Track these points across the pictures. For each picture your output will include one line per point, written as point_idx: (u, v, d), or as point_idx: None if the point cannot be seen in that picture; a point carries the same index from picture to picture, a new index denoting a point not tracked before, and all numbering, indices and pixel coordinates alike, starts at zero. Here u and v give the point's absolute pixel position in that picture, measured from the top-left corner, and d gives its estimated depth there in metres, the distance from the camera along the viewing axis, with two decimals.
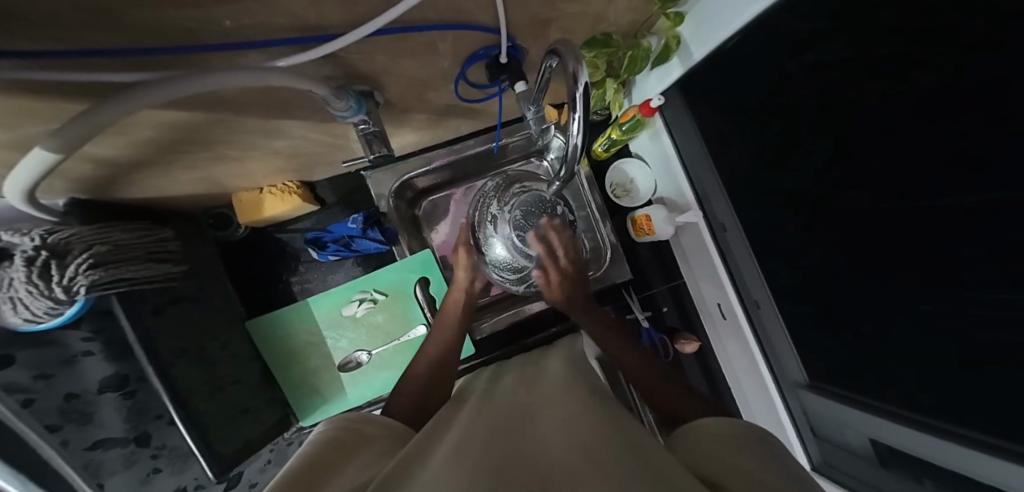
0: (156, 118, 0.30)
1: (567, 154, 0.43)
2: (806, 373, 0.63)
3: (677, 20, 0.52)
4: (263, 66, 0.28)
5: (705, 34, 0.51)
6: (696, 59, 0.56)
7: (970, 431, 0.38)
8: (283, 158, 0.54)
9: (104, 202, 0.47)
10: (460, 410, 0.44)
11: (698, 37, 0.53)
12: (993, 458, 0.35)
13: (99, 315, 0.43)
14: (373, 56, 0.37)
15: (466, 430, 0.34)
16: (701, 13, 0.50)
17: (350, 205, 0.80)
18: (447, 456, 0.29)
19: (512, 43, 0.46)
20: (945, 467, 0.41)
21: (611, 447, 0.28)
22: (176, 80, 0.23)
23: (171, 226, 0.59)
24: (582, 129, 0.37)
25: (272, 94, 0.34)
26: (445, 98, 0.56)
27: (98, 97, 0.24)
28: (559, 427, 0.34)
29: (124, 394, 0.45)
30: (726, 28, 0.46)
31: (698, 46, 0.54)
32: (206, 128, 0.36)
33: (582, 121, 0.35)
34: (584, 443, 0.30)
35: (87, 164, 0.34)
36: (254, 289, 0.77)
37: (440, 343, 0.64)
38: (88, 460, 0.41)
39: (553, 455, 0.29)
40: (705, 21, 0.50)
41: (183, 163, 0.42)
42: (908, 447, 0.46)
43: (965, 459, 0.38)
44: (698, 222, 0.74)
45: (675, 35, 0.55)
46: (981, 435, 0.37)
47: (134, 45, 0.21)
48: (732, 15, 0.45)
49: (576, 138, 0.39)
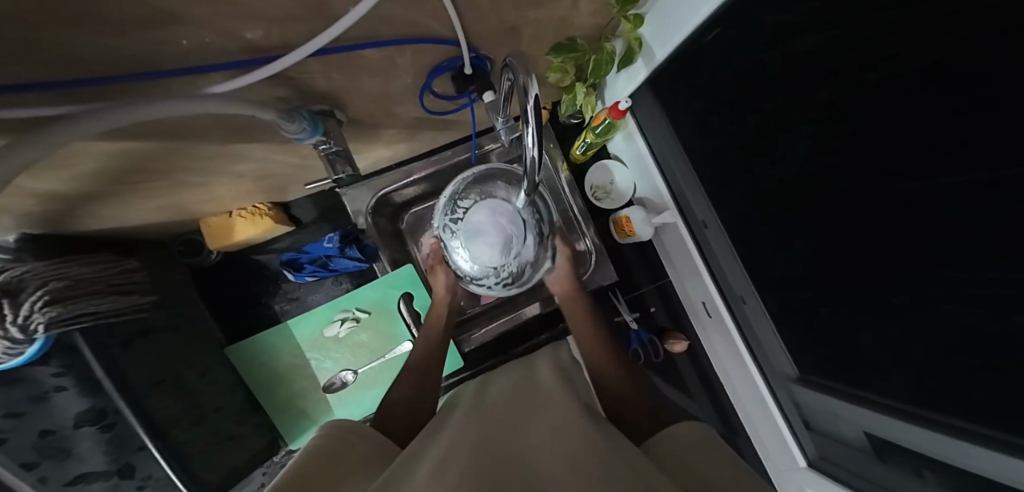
0: (98, 150, 0.29)
1: (528, 166, 0.41)
2: (795, 365, 0.62)
3: (637, 21, 0.51)
4: (206, 93, 0.27)
5: (666, 35, 0.51)
6: (659, 59, 0.56)
7: (959, 421, 0.37)
8: (250, 180, 0.53)
9: (56, 234, 0.45)
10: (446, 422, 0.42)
11: (659, 36, 0.53)
12: (979, 447, 0.34)
13: (65, 351, 0.41)
14: (331, 75, 0.36)
15: (444, 446, 0.32)
16: (658, 12, 0.50)
17: (329, 222, 0.79)
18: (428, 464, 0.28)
19: (476, 54, 0.45)
20: (936, 457, 0.41)
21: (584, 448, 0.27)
22: (109, 110, 0.23)
23: (137, 258, 0.57)
24: (536, 141, 0.34)
25: (225, 118, 0.33)
26: (413, 112, 0.56)
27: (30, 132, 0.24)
28: (546, 435, 0.32)
29: (102, 427, 0.43)
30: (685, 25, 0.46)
31: (659, 46, 0.54)
32: (157, 156, 0.35)
33: (536, 131, 0.33)
34: (562, 445, 0.29)
35: (33, 199, 0.33)
36: (232, 314, 0.76)
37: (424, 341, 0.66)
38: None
39: (539, 460, 0.28)
40: (666, 20, 0.49)
41: (140, 192, 0.41)
42: (902, 438, 0.45)
43: (962, 452, 0.37)
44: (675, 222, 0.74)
45: (636, 36, 0.55)
46: (961, 422, 0.37)
47: (61, 79, 0.20)
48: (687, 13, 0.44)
49: (534, 149, 0.36)
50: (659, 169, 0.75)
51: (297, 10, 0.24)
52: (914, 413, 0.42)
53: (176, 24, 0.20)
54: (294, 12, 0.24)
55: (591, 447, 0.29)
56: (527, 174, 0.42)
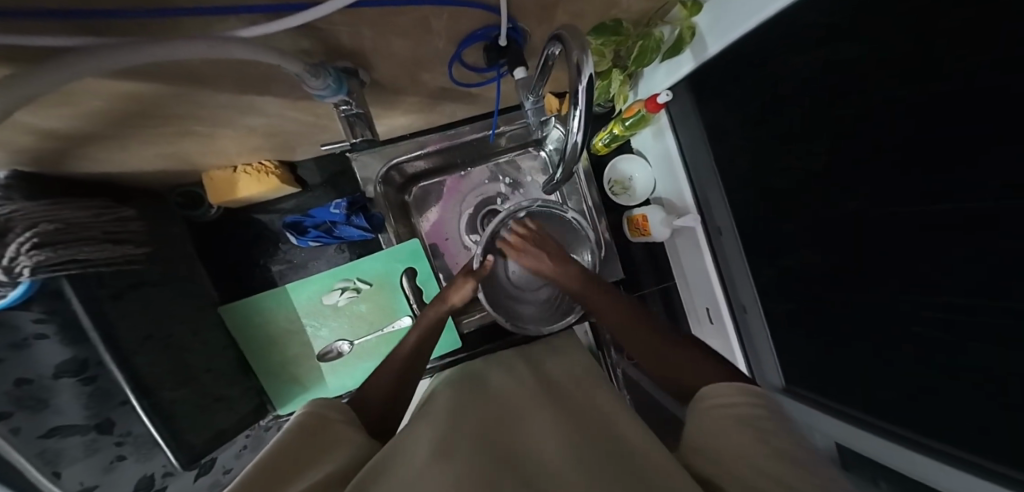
0: (103, 89, 0.26)
1: (568, 152, 0.42)
2: (782, 376, 0.65)
3: (694, 9, 0.49)
4: (229, 35, 0.24)
5: (724, 27, 0.49)
6: (711, 53, 0.54)
7: (936, 443, 0.40)
8: (259, 136, 0.50)
9: (56, 176, 0.43)
10: (430, 418, 0.44)
11: (715, 29, 0.51)
12: (944, 467, 0.37)
13: (49, 297, 0.39)
14: (358, 31, 0.33)
15: (420, 452, 0.34)
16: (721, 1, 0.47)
17: (336, 188, 0.76)
18: (431, 460, 0.32)
19: (514, 25, 0.42)
20: (900, 471, 0.44)
21: (572, 476, 0.29)
22: (124, 47, 0.20)
23: (133, 205, 0.54)
24: (583, 125, 0.35)
25: (242, 66, 0.30)
26: (438, 81, 0.52)
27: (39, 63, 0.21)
28: (555, 443, 0.36)
29: (83, 380, 0.42)
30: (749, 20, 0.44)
31: (714, 38, 0.52)
32: (166, 101, 0.32)
33: (584, 115, 0.33)
34: (561, 463, 0.32)
35: (32, 136, 0.30)
36: (230, 273, 0.74)
37: (426, 324, 0.64)
38: (43, 448, 0.39)
39: (548, 472, 0.31)
40: (726, 11, 0.47)
41: (145, 138, 0.38)
42: (867, 449, 0.48)
43: (930, 470, 0.39)
44: (696, 226, 0.72)
45: (691, 25, 0.53)
46: (942, 445, 0.39)
47: (73, 6, 0.17)
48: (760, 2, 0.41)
49: (577, 135, 0.37)
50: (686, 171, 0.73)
51: None
52: (899, 433, 0.44)
53: None
54: None
55: (557, 461, 0.32)
56: (566, 160, 0.43)
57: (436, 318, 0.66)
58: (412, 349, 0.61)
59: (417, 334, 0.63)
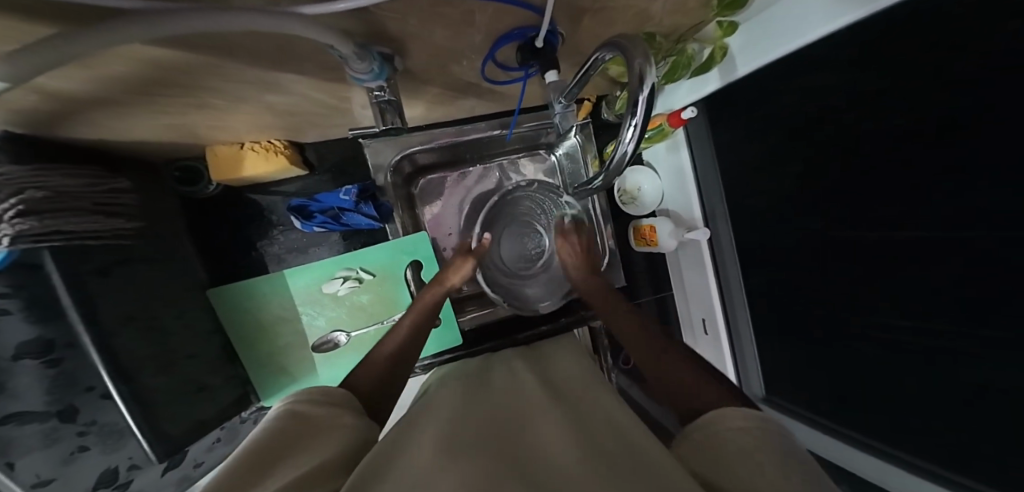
0: (131, 53, 0.24)
1: (613, 161, 0.43)
2: (763, 387, 0.71)
3: (728, 30, 0.52)
4: (288, 12, 0.23)
5: (757, 50, 0.51)
6: (737, 74, 0.57)
7: (903, 454, 0.46)
8: (272, 113, 0.47)
9: (47, 138, 0.39)
10: (437, 413, 0.44)
11: (747, 51, 0.53)
12: (908, 474, 0.44)
13: (23, 268, 0.35)
14: (406, 18, 0.32)
15: (426, 445, 0.35)
16: (757, 24, 0.50)
17: (343, 173, 0.73)
18: (433, 449, 0.33)
19: (553, 28, 0.42)
20: (863, 476, 0.50)
21: (568, 459, 0.32)
22: (183, 14, 0.18)
23: (127, 176, 0.51)
24: (637, 135, 0.36)
25: (283, 41, 0.29)
26: (467, 75, 0.52)
27: (80, 23, 0.20)
28: (559, 432, 0.38)
29: (47, 362, 0.37)
30: (785, 45, 0.46)
31: (743, 61, 0.55)
32: (194, 71, 0.30)
33: (641, 127, 0.35)
34: (577, 448, 0.34)
35: (35, 94, 0.28)
36: (224, 253, 0.71)
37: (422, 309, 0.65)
38: None
39: (560, 457, 0.33)
40: (763, 35, 0.50)
41: (152, 107, 0.36)
42: (835, 456, 0.54)
43: (895, 476, 0.46)
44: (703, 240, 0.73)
45: (722, 45, 0.56)
46: (910, 456, 0.45)
47: None
48: (796, 32, 0.44)
49: (629, 145, 0.38)
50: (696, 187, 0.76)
51: None
52: (873, 445, 0.50)
53: None
54: None
55: (566, 444, 0.35)
56: (609, 170, 0.45)
57: (433, 304, 0.65)
58: (414, 333, 0.59)
59: (412, 318, 0.62)
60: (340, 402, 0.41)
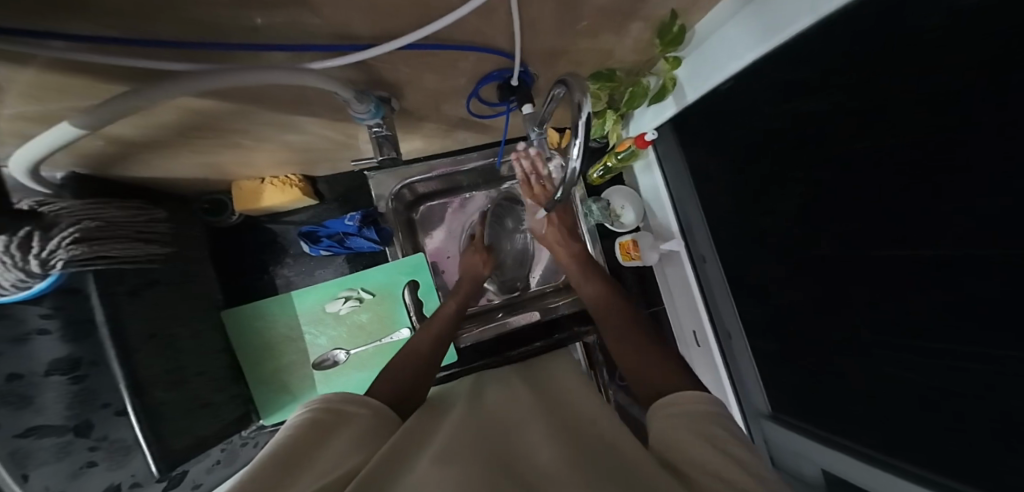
0: (179, 104, 0.31)
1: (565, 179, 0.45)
2: (769, 403, 0.69)
3: (674, 63, 0.58)
4: (300, 68, 0.29)
5: (700, 79, 0.58)
6: (690, 99, 0.63)
7: (904, 463, 0.43)
8: (290, 150, 0.55)
9: (103, 178, 0.47)
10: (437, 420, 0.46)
11: (693, 80, 0.60)
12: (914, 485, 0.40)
13: (67, 292, 0.42)
14: (397, 68, 0.39)
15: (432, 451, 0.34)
16: (697, 57, 0.57)
17: (349, 202, 0.81)
18: (423, 459, 0.32)
19: (526, 69, 0.49)
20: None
21: (545, 461, 0.33)
22: (219, 73, 0.25)
23: (164, 208, 0.59)
24: (581, 154, 0.39)
25: (296, 90, 0.36)
26: (456, 111, 0.59)
27: (144, 81, 0.26)
28: (541, 441, 0.38)
29: (73, 378, 0.41)
30: (723, 70, 0.52)
31: (691, 88, 0.61)
32: (224, 117, 0.37)
33: (582, 146, 0.39)
34: (561, 452, 0.34)
35: (101, 139, 0.35)
36: (240, 278, 0.76)
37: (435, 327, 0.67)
38: (15, 447, 0.35)
39: (540, 465, 0.33)
40: (703, 65, 0.56)
41: (194, 147, 0.43)
42: (846, 472, 0.50)
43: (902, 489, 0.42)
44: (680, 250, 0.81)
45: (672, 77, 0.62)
46: (911, 465, 0.42)
47: (184, 40, 0.22)
48: (728, 59, 0.50)
49: (576, 162, 0.41)
50: (673, 207, 0.82)
51: (394, 11, 0.26)
52: (869, 454, 0.47)
53: (300, 11, 0.22)
54: (389, 12, 0.26)
55: (549, 454, 0.34)
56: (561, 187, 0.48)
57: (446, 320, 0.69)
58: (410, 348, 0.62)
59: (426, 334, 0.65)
60: (350, 411, 0.41)
